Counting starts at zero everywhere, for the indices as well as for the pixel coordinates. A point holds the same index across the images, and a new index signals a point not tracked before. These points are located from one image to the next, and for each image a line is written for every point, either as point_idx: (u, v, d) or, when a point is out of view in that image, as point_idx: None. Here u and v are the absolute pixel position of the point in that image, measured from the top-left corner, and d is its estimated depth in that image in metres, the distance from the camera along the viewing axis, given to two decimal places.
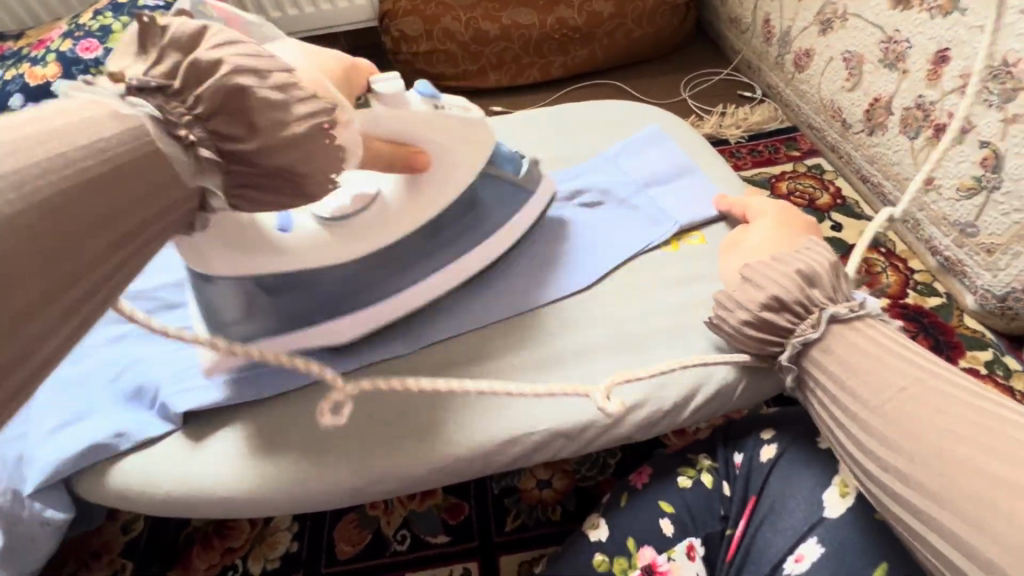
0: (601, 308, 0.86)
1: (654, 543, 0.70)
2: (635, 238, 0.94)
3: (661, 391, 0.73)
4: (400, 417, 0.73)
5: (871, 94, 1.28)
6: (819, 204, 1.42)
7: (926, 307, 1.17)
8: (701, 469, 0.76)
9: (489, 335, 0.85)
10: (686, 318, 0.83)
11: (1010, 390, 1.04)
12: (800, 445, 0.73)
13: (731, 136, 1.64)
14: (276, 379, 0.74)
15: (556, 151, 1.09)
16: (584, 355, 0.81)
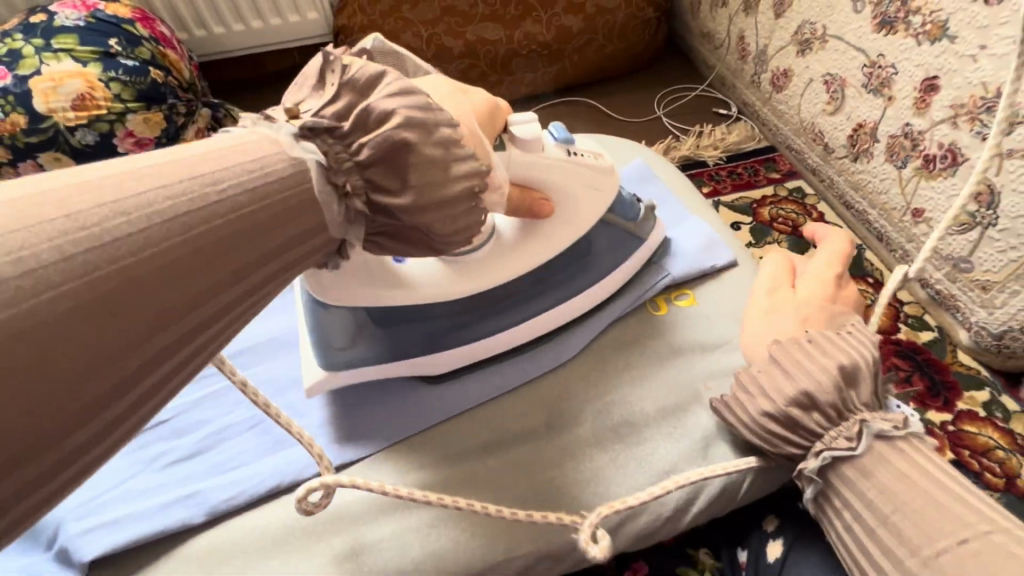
0: (591, 391, 0.79)
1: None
2: (618, 301, 0.87)
3: (660, 498, 0.67)
4: (360, 543, 0.63)
5: (855, 118, 1.23)
6: (803, 230, 1.36)
7: (919, 343, 1.12)
8: (702, 570, 0.69)
9: (464, 429, 0.76)
10: (679, 403, 0.76)
11: (1010, 434, 0.99)
12: (809, 540, 0.66)
13: (709, 158, 1.57)
14: (209, 501, 0.63)
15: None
16: (570, 450, 0.73)
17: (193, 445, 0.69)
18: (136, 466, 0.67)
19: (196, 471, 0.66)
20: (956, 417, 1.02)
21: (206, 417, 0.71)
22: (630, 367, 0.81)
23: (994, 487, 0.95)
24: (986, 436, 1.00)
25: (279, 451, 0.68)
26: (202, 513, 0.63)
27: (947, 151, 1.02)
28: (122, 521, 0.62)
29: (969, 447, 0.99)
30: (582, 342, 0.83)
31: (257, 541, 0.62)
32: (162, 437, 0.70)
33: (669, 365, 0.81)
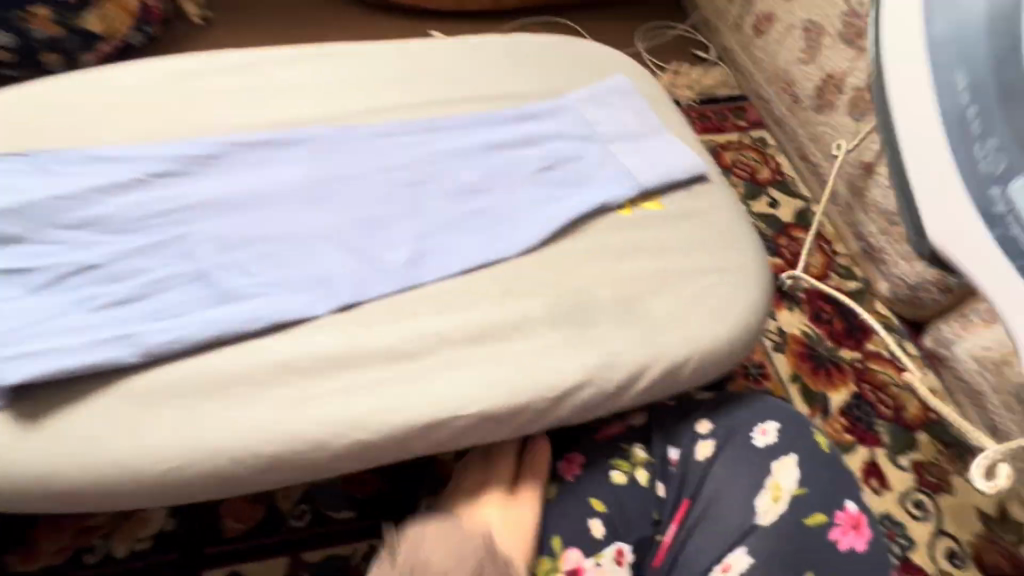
0: (550, 278, 0.75)
1: (584, 545, 0.74)
2: (587, 193, 0.83)
3: (608, 372, 0.70)
4: (300, 397, 0.63)
5: (826, 69, 1.25)
6: (759, 177, 1.40)
7: (845, 291, 1.20)
8: (635, 464, 0.79)
9: (418, 295, 0.71)
10: (648, 298, 0.75)
11: (905, 372, 1.10)
12: (733, 440, 0.80)
13: (681, 97, 1.56)
14: (143, 341, 0.63)
15: (499, 89, 0.94)
16: (518, 324, 0.70)
17: (126, 286, 0.68)
18: (68, 303, 0.66)
19: (132, 314, 0.65)
20: (864, 356, 1.12)
21: (143, 266, 0.70)
22: (595, 258, 0.78)
23: (883, 417, 1.05)
24: (885, 374, 1.10)
25: (222, 304, 0.67)
26: (135, 353, 0.62)
27: None
28: (53, 353, 0.61)
29: (869, 382, 1.09)
30: (548, 225, 0.78)
31: (192, 384, 0.63)
32: (94, 278, 0.68)
33: (627, 258, 0.79)
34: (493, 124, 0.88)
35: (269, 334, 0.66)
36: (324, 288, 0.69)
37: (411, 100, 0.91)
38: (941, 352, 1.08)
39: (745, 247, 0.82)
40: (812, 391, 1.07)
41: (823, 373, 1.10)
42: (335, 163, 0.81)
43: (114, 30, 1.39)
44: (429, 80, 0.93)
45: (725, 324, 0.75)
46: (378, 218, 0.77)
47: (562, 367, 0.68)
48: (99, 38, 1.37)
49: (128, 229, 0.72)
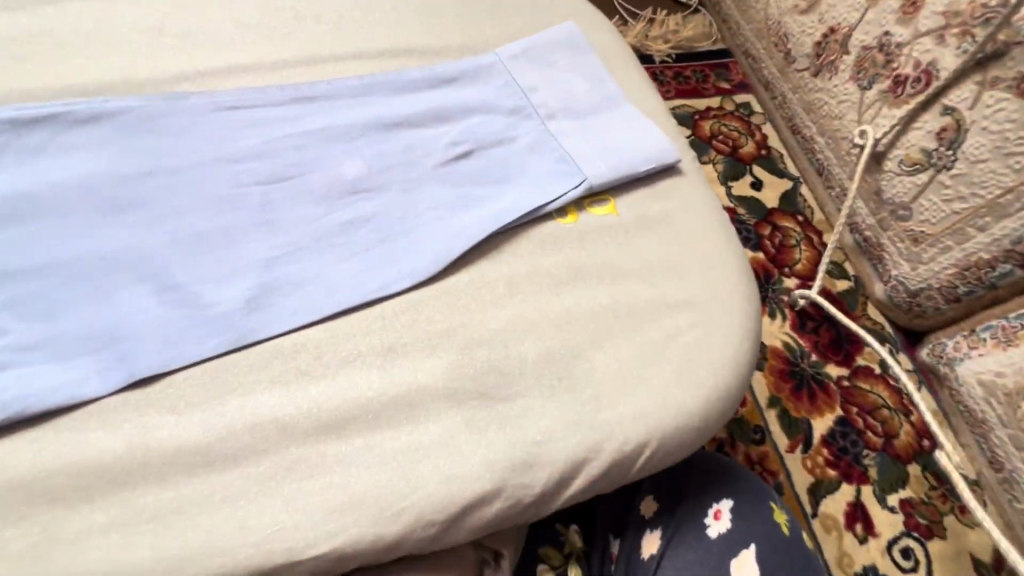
0: (457, 322, 0.55)
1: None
2: (511, 199, 0.60)
3: (524, 476, 0.50)
4: (46, 541, 0.42)
5: (828, 21, 1.02)
6: (741, 153, 1.19)
7: (834, 292, 1.03)
8: (570, 559, 0.68)
9: (254, 357, 0.50)
10: (588, 358, 0.55)
11: (898, 393, 0.95)
12: (683, 530, 0.62)
13: (656, 52, 1.31)
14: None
15: (398, 39, 0.68)
16: (406, 400, 0.51)
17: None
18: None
19: None
20: (853, 372, 0.96)
21: None
22: (523, 297, 0.57)
23: (872, 447, 0.90)
24: (876, 395, 0.95)
25: None
26: None
27: (925, 72, 0.86)
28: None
29: (857, 405, 0.94)
30: (453, 249, 0.56)
31: None
32: None
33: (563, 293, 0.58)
34: (392, 93, 0.63)
35: (19, 436, 0.44)
36: (96, 360, 0.46)
37: (274, 57, 0.64)
38: (942, 369, 0.94)
39: (723, 273, 0.62)
40: (793, 418, 0.92)
41: (805, 397, 0.94)
42: (136, 149, 0.54)
43: None
44: (303, 27, 0.66)
45: (695, 388, 0.56)
46: (199, 238, 0.52)
47: (461, 468, 0.49)
48: None
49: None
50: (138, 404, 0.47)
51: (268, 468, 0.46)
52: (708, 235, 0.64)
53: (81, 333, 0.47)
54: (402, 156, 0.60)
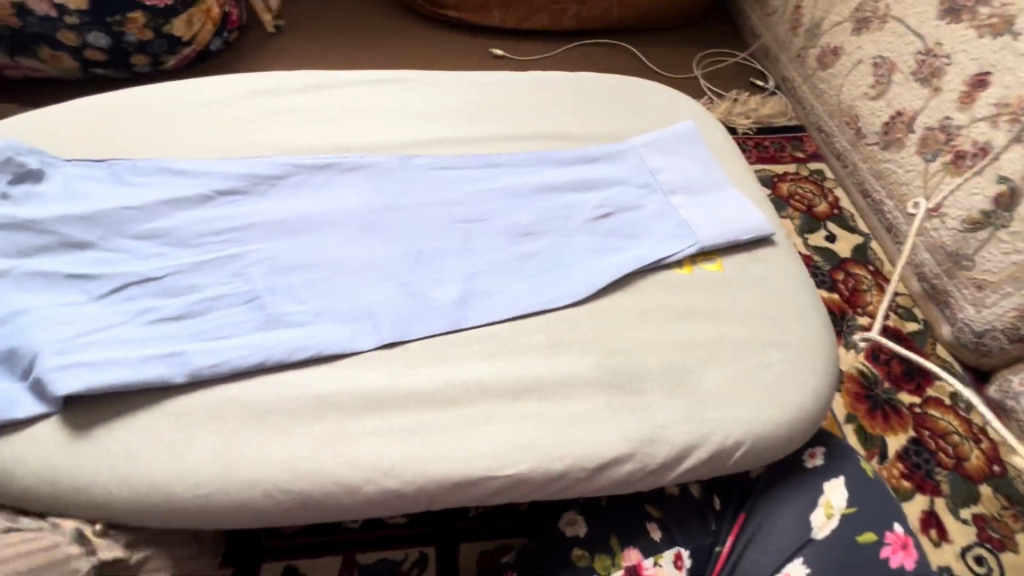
0: (603, 330, 0.76)
1: (642, 545, 0.69)
2: (639, 249, 0.83)
3: (651, 448, 0.68)
4: (340, 431, 0.65)
5: (895, 106, 1.24)
6: (816, 211, 1.38)
7: (904, 331, 1.18)
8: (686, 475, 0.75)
9: (463, 338, 0.73)
10: (694, 373, 0.73)
11: (969, 422, 1.07)
12: (785, 460, 0.74)
13: (739, 126, 1.55)
14: (192, 361, 0.64)
15: (562, 127, 0.97)
16: (564, 381, 0.70)
17: (179, 300, 0.70)
18: (123, 314, 0.67)
19: (185, 332, 0.67)
20: (924, 400, 1.09)
21: (197, 280, 0.72)
22: (637, 318, 0.77)
23: (944, 465, 1.02)
24: (946, 421, 1.07)
25: (273, 331, 0.69)
26: (185, 373, 0.64)
27: (981, 149, 1.05)
28: (110, 366, 0.62)
29: (929, 428, 1.06)
30: (603, 283, 0.79)
31: (238, 411, 0.64)
32: (150, 292, 0.70)
33: (677, 321, 0.78)
34: (551, 168, 0.92)
35: (317, 366, 0.68)
36: (363, 324, 0.72)
37: (480, 135, 0.94)
38: (1008, 403, 1.05)
39: (804, 317, 0.81)
40: (869, 434, 1.05)
41: (880, 416, 1.07)
42: (387, 200, 0.84)
43: (196, 35, 1.47)
44: (519, 108, 0.99)
45: (782, 407, 0.72)
46: (427, 259, 0.80)
47: (607, 440, 0.67)
48: (184, 43, 1.45)
49: (183, 245, 0.75)
50: (392, 357, 0.71)
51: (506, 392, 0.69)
52: (786, 288, 0.83)
53: (362, 311, 0.73)
54: (566, 215, 0.87)
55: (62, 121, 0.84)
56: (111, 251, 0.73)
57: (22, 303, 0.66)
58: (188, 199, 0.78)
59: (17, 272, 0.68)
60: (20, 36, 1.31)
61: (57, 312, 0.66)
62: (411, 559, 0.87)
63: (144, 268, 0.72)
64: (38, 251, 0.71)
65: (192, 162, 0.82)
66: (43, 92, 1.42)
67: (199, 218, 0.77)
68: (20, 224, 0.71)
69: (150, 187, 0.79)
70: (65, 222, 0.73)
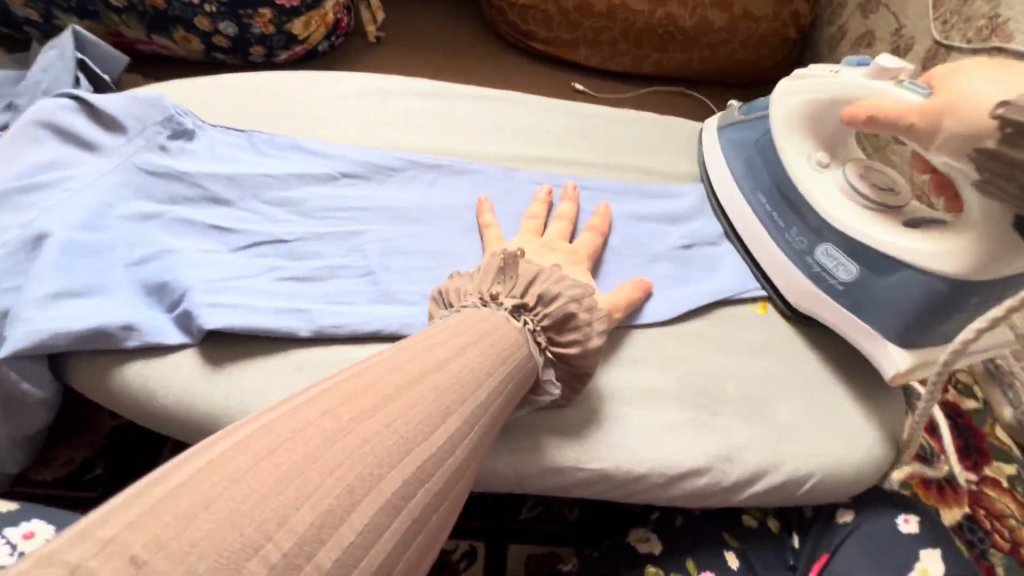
0: (683, 351, 0.76)
1: (717, 571, 0.68)
2: (721, 281, 0.85)
3: (726, 464, 0.67)
4: None
5: None
6: None
7: (963, 408, 1.17)
8: (766, 513, 0.73)
9: None
10: (773, 403, 0.74)
11: None
12: (876, 516, 0.71)
13: None
14: (316, 320, 0.68)
15: (647, 163, 1.01)
16: (646, 396, 0.71)
17: (302, 264, 0.74)
18: (256, 268, 0.72)
19: (308, 292, 0.71)
20: (981, 479, 1.08)
21: (319, 249, 0.77)
22: (716, 344, 0.78)
23: (999, 548, 1.01)
24: (1003, 503, 1.05)
25: (384, 304, 0.73)
26: (309, 327, 0.67)
27: None
28: (247, 311, 0.66)
29: (985, 507, 1.04)
30: (684, 312, 0.80)
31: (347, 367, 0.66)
32: (281, 253, 0.75)
33: (754, 354, 0.78)
34: (641, 193, 0.94)
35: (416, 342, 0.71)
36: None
37: (573, 157, 1.00)
38: None
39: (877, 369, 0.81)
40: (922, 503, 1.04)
41: (934, 487, 1.06)
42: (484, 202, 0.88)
43: (309, 36, 1.58)
44: (614, 137, 1.04)
45: (860, 450, 0.72)
46: None
47: (680, 452, 0.67)
48: (297, 41, 1.57)
49: (309, 216, 0.80)
50: None
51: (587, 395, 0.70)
52: None
53: None
54: (650, 238, 0.89)
55: (206, 91, 0.92)
56: (248, 212, 0.78)
57: (170, 243, 0.71)
58: (316, 175, 0.84)
59: (167, 216, 0.73)
60: (160, 18, 1.44)
61: (196, 256, 0.70)
62: (461, 550, 0.88)
63: (277, 232, 0.76)
64: (184, 201, 0.76)
65: (319, 144, 0.88)
66: (170, 69, 1.56)
67: (325, 193, 0.82)
68: (173, 175, 0.77)
69: (281, 163, 0.84)
70: (211, 179, 0.78)
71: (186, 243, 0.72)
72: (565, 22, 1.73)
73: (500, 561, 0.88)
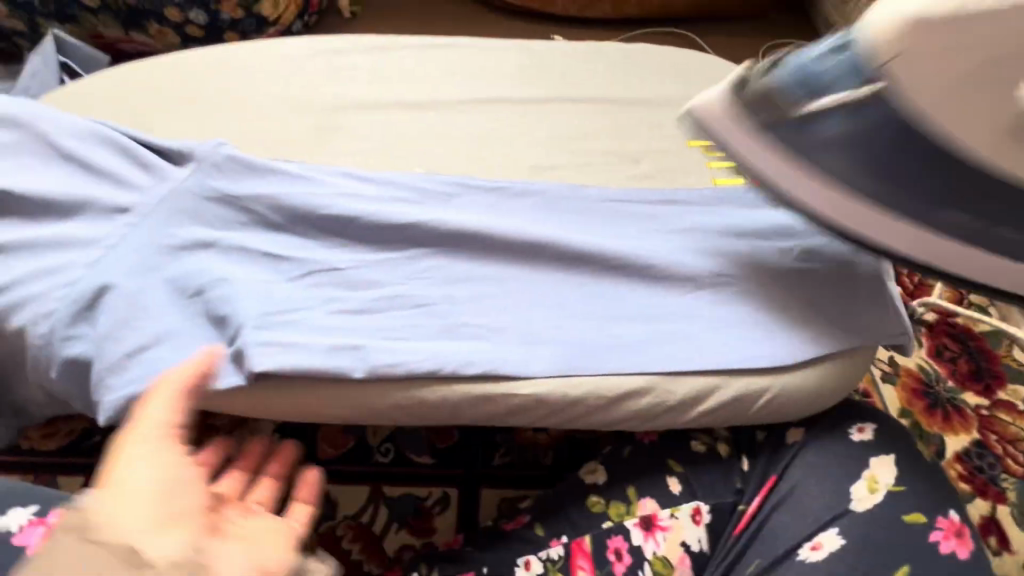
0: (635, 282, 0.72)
1: (659, 497, 0.64)
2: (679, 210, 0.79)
3: (666, 389, 0.67)
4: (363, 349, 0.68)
5: None
6: None
7: (976, 330, 1.09)
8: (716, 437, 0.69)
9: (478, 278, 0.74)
10: (729, 329, 0.69)
11: None
12: (828, 432, 0.68)
13: None
14: (287, 305, 0.71)
15: (606, 93, 0.95)
16: (581, 328, 0.69)
17: (276, 255, 0.75)
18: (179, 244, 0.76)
19: (228, 263, 0.75)
20: (993, 403, 1.01)
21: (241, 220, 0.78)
22: (676, 270, 0.72)
23: (1010, 472, 0.94)
24: (1017, 427, 0.99)
25: (304, 264, 0.75)
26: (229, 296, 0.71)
27: None
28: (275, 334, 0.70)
29: (997, 432, 0.98)
30: (632, 238, 0.77)
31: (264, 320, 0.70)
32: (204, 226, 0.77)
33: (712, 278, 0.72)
34: (594, 129, 0.91)
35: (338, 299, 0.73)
36: (404, 273, 0.75)
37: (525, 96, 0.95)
38: None
39: (868, 296, 0.72)
40: (926, 430, 0.98)
41: (937, 414, 1.00)
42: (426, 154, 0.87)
43: (281, 16, 1.60)
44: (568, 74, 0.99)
45: (817, 374, 0.68)
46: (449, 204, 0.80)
47: (617, 374, 0.67)
48: (269, 22, 1.58)
49: (265, 196, 0.78)
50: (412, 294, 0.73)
51: (525, 331, 0.70)
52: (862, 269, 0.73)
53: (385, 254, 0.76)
54: (601, 173, 0.86)
55: (154, 70, 0.93)
56: (217, 203, 0.78)
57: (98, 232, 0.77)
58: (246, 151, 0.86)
59: (140, 218, 0.78)
60: (136, 13, 1.49)
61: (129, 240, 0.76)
62: (434, 498, 0.90)
63: (244, 218, 0.77)
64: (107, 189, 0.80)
65: (274, 116, 0.90)
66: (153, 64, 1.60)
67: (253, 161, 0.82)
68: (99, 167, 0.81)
69: (234, 132, 0.88)
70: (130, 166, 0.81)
71: (157, 250, 0.75)
72: None
73: (475, 506, 0.90)
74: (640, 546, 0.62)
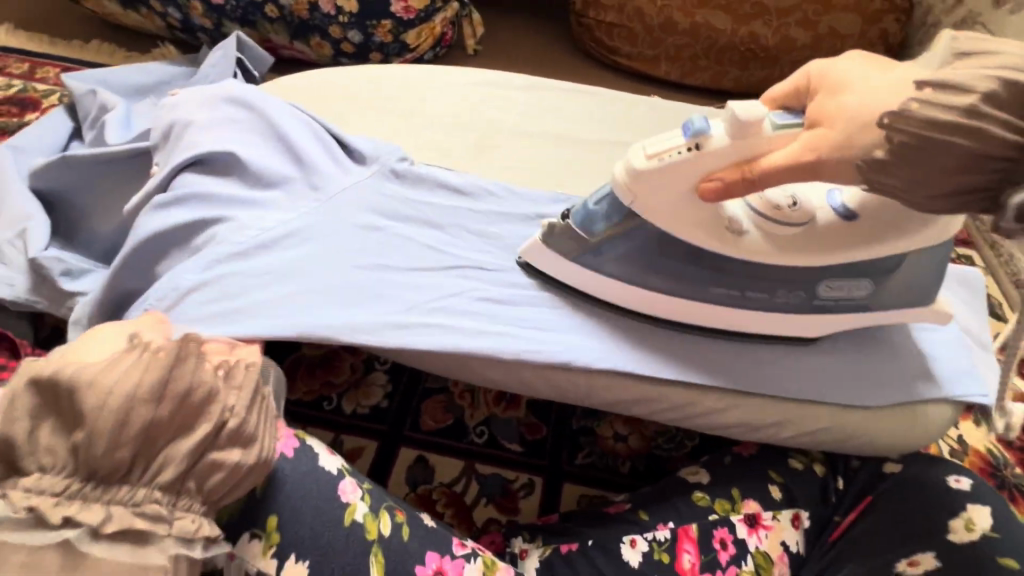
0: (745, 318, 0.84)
1: (761, 499, 0.77)
2: None
3: (764, 411, 0.78)
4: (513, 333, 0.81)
5: None
6: None
7: None
8: (813, 459, 0.82)
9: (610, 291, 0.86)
10: (822, 374, 0.80)
11: None
12: (922, 473, 0.78)
13: None
14: (450, 289, 0.84)
15: None
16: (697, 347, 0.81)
17: (427, 244, 0.88)
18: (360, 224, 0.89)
19: (401, 244, 0.88)
20: None
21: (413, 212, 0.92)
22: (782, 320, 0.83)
23: None
24: None
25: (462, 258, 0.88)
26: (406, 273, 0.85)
27: None
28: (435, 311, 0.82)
29: None
30: None
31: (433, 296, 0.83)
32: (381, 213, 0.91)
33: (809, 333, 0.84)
34: None
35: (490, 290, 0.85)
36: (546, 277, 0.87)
37: None
38: None
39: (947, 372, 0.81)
40: None
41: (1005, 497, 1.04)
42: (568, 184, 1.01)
43: (419, 46, 1.82)
44: None
45: (893, 426, 0.78)
46: None
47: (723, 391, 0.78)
48: (409, 49, 1.80)
49: (424, 197, 0.93)
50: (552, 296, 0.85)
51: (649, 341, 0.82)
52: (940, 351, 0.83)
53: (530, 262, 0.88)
54: None
55: (347, 77, 1.12)
56: (384, 198, 0.92)
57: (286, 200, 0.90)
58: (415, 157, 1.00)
59: (329, 197, 0.90)
60: (303, 27, 1.72)
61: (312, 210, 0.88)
62: (520, 482, 0.98)
63: (405, 210, 0.91)
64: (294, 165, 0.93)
65: (442, 131, 1.06)
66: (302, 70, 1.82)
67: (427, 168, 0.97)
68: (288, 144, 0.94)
69: (408, 138, 1.05)
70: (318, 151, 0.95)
71: (340, 224, 0.88)
72: (650, 39, 1.81)
73: (558, 498, 0.97)
74: (745, 539, 0.75)
